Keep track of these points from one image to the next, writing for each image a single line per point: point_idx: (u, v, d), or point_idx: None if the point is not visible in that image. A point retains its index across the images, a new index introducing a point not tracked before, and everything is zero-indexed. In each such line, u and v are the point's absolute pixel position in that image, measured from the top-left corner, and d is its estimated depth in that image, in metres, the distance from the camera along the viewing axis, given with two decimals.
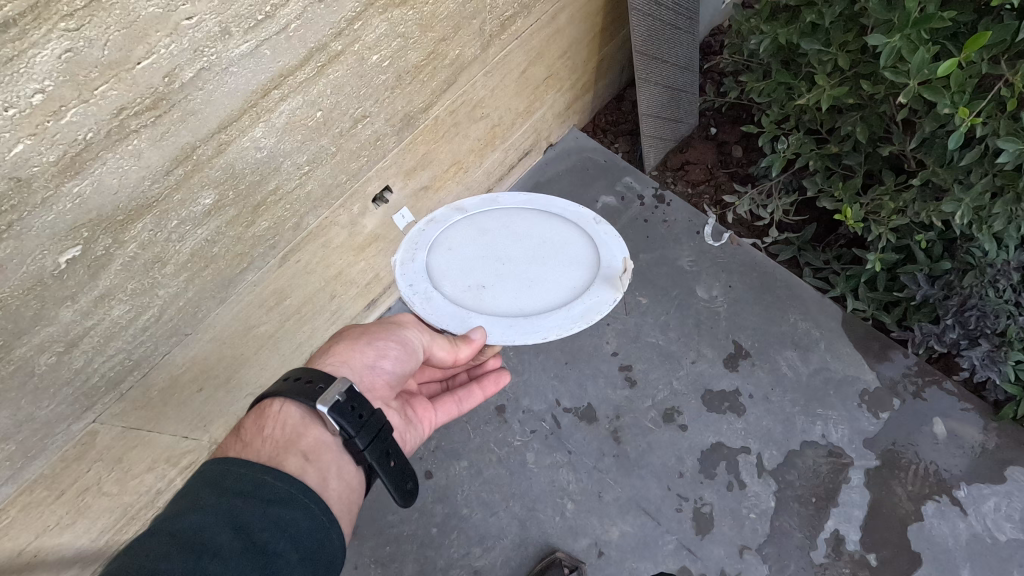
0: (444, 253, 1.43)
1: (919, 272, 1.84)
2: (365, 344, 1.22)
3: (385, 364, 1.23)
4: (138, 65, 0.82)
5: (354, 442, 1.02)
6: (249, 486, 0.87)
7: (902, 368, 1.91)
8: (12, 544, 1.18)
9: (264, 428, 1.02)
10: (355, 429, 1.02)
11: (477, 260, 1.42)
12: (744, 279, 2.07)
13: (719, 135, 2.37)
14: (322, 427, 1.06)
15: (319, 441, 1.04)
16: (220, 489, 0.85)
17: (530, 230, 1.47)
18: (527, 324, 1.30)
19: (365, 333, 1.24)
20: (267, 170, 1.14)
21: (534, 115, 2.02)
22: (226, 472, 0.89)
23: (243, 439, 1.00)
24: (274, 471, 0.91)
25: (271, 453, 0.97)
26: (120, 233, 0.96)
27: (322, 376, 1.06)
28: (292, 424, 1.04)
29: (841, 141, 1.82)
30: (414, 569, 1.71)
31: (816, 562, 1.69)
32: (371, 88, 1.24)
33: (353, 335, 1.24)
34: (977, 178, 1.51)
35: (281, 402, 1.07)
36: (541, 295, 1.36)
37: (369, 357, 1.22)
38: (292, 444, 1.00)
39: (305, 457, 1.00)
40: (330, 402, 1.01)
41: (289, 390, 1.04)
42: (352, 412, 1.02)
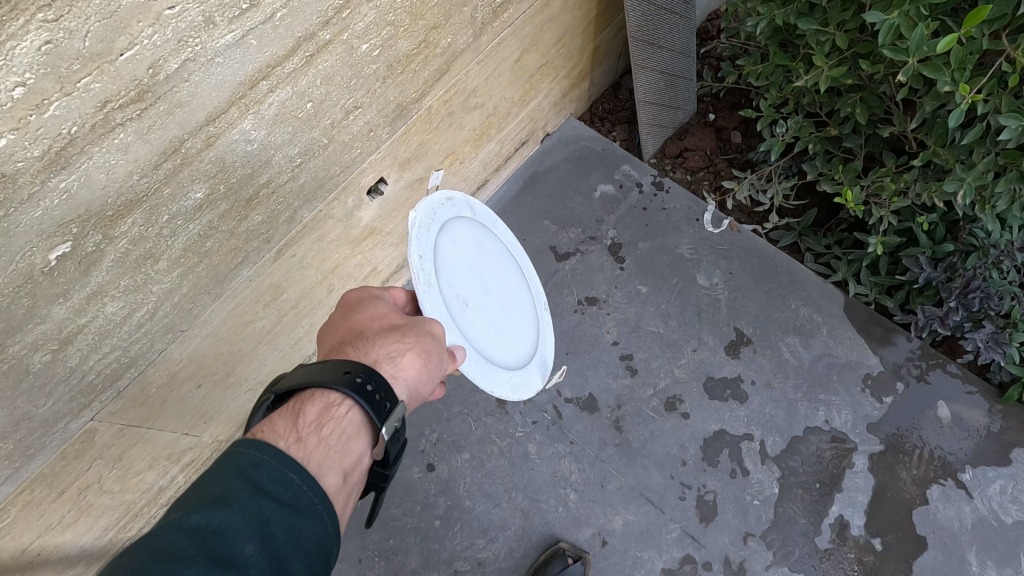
0: (451, 243, 1.33)
1: (922, 255, 1.81)
2: (423, 362, 1.11)
3: (425, 390, 1.14)
4: (120, 56, 0.80)
5: (384, 471, 1.06)
6: (279, 490, 0.84)
7: (906, 352, 1.89)
8: (16, 543, 1.18)
9: (322, 428, 0.97)
10: (394, 461, 1.06)
11: (468, 269, 1.37)
12: (744, 265, 2.05)
13: (717, 120, 2.35)
14: (368, 444, 1.02)
15: (359, 458, 1.00)
16: (253, 486, 0.82)
17: (507, 276, 1.51)
18: (484, 370, 1.33)
19: (426, 351, 1.12)
20: (258, 163, 1.13)
21: (529, 104, 2.00)
22: (261, 467, 0.85)
23: (299, 430, 0.95)
24: (310, 483, 0.87)
25: (320, 462, 0.93)
26: (110, 229, 0.95)
27: (390, 396, 1.02)
28: (347, 433, 0.99)
29: (841, 123, 1.80)
30: (418, 561, 1.71)
31: (820, 547, 1.69)
32: (361, 79, 1.23)
33: (407, 341, 1.12)
34: (979, 157, 1.48)
35: (349, 404, 1.00)
36: (497, 345, 1.41)
37: (418, 378, 1.10)
38: (339, 458, 0.96)
39: (344, 476, 0.96)
40: (392, 431, 1.01)
41: (363, 400, 0.98)
42: (399, 444, 1.05)
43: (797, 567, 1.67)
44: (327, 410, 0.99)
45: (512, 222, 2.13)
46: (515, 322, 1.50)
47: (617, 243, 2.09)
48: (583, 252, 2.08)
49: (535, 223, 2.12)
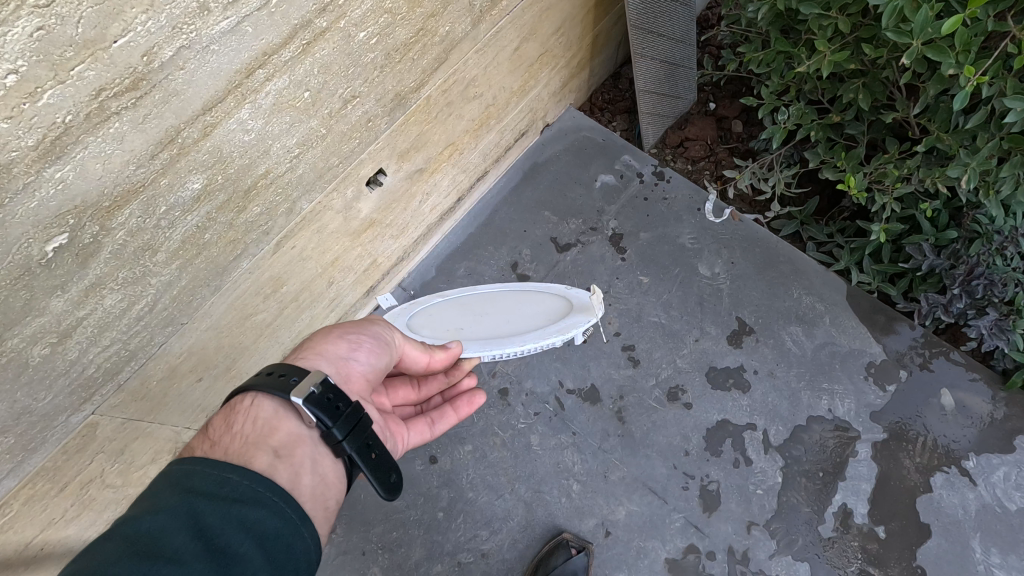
0: (423, 312, 1.57)
1: (925, 242, 1.80)
2: (340, 338, 1.19)
3: (359, 357, 1.19)
4: (114, 43, 0.79)
5: (333, 433, 1.00)
6: (211, 485, 0.82)
7: (909, 340, 1.88)
8: (19, 537, 1.18)
9: (234, 425, 0.98)
10: (333, 419, 1.00)
11: (451, 316, 1.54)
12: (746, 255, 2.04)
13: (718, 109, 2.33)
14: (297, 420, 1.02)
15: (294, 436, 1.00)
16: (182, 489, 0.81)
17: (501, 294, 1.60)
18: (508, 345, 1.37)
19: (342, 329, 1.22)
20: (257, 153, 1.12)
21: (529, 94, 1.99)
22: (183, 471, 0.84)
23: (212, 437, 0.96)
24: (240, 470, 0.86)
25: (242, 449, 0.93)
26: (107, 220, 0.94)
27: (295, 370, 1.03)
28: (264, 419, 1.00)
29: (843, 110, 1.78)
30: (422, 553, 1.71)
31: (824, 536, 1.68)
32: (360, 67, 1.22)
33: (329, 329, 1.22)
34: (983, 142, 1.47)
35: (253, 397, 1.03)
36: (518, 329, 1.46)
37: (343, 349, 1.18)
38: (263, 440, 0.96)
39: (277, 454, 0.95)
40: (305, 394, 0.98)
41: (261, 384, 1.01)
42: (328, 403, 1.00)
43: (801, 556, 1.67)
44: (234, 413, 1.01)
45: (512, 214, 2.12)
46: (526, 310, 1.54)
47: (617, 233, 2.08)
48: (584, 243, 2.06)
49: (536, 214, 2.11)
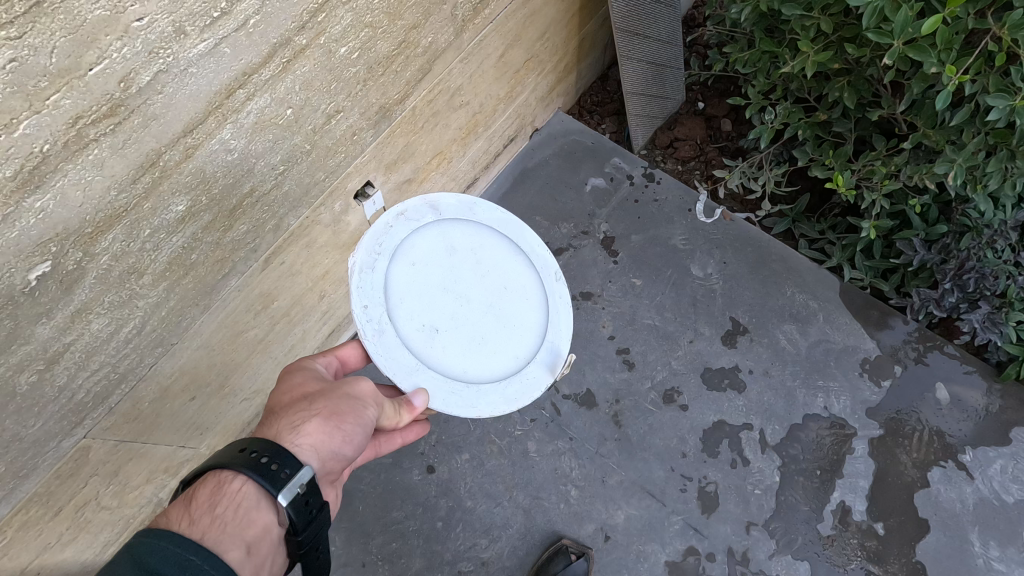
0: (407, 267, 1.30)
1: (916, 237, 1.80)
2: (333, 425, 1.11)
3: (346, 449, 1.13)
4: (90, 71, 0.79)
5: (298, 537, 1.00)
6: (174, 569, 0.81)
7: (902, 335, 1.89)
8: (13, 564, 1.18)
9: (217, 506, 0.95)
10: (305, 524, 1.00)
11: (435, 286, 1.32)
12: (738, 255, 2.04)
13: (706, 109, 2.33)
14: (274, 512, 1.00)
15: (266, 528, 0.98)
16: (146, 570, 0.79)
17: (492, 266, 1.39)
18: (467, 390, 1.29)
19: (335, 414, 1.12)
20: (241, 172, 1.11)
21: (516, 100, 1.98)
22: (148, 549, 0.82)
23: (191, 514, 0.93)
24: (205, 554, 0.84)
25: (218, 537, 0.91)
26: (91, 245, 0.94)
27: (289, 462, 1.00)
28: (246, 507, 0.97)
29: (829, 108, 1.78)
30: (422, 564, 1.71)
31: (823, 534, 1.69)
32: (342, 82, 1.21)
33: (325, 411, 1.11)
34: (969, 138, 1.47)
35: (242, 479, 0.99)
36: (489, 355, 1.35)
37: (334, 442, 1.11)
38: (239, 531, 0.94)
39: (247, 549, 0.93)
40: (290, 496, 0.98)
41: (252, 470, 0.97)
42: (303, 506, 1.00)
43: (800, 555, 1.67)
44: (219, 487, 0.97)
45: None
46: (508, 314, 1.39)
47: (609, 236, 2.08)
48: (576, 247, 2.06)
49: (527, 220, 2.10)
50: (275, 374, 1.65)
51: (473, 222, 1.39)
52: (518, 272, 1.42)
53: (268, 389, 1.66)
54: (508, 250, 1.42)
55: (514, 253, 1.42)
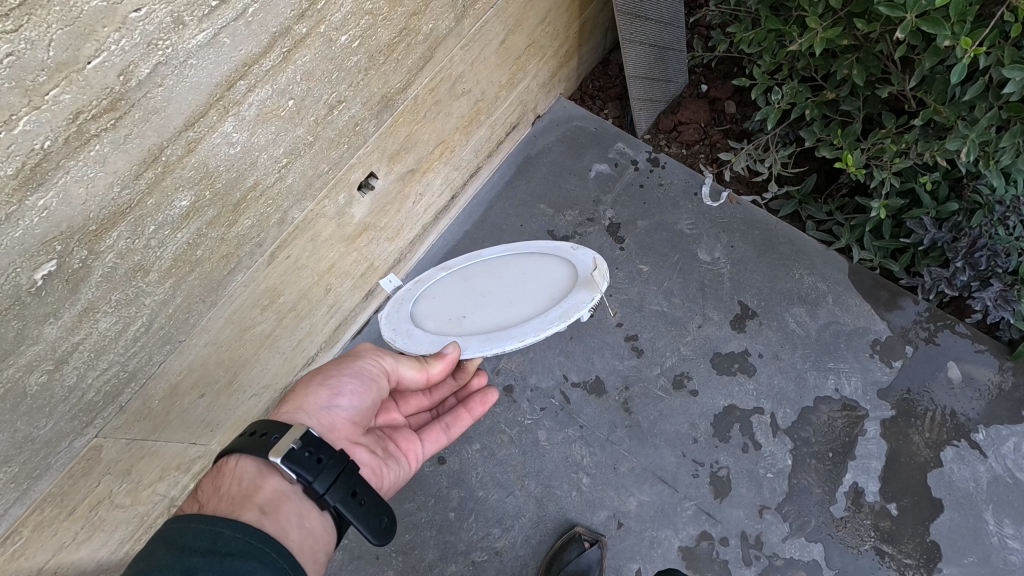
0: (430, 295, 1.42)
1: (926, 216, 1.78)
2: (321, 384, 1.19)
3: (342, 403, 1.19)
4: (88, 64, 0.78)
5: (315, 487, 0.98)
6: (204, 541, 0.81)
7: (913, 315, 1.87)
8: (30, 563, 1.18)
9: (221, 487, 0.98)
10: (314, 474, 0.99)
11: (457, 298, 1.39)
12: (745, 238, 2.02)
13: (710, 91, 2.30)
14: (281, 476, 1.01)
15: (278, 490, 0.98)
16: (175, 547, 0.79)
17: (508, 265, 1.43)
18: (506, 337, 1.21)
19: (322, 375, 1.21)
20: (244, 165, 1.10)
21: (517, 87, 1.96)
22: (178, 530, 0.82)
23: (200, 500, 0.95)
24: (231, 522, 0.84)
25: (229, 506, 0.92)
26: (96, 243, 0.92)
27: (272, 426, 1.04)
28: (249, 478, 0.99)
29: (837, 86, 1.75)
30: (436, 555, 1.71)
31: (836, 516, 1.68)
32: (343, 72, 1.19)
33: (309, 377, 1.22)
34: (982, 113, 1.45)
35: (238, 458, 1.03)
36: (521, 313, 1.30)
37: (323, 399, 1.18)
38: (248, 498, 0.95)
39: (264, 510, 0.94)
40: (284, 452, 0.98)
41: (241, 445, 1.01)
42: (308, 457, 1.00)
43: (814, 537, 1.66)
44: (220, 475, 1.01)
45: (508, 208, 2.09)
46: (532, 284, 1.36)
47: (615, 223, 2.06)
48: (581, 235, 2.04)
49: (532, 208, 2.09)
50: (283, 369, 1.65)
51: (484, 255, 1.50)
52: (533, 251, 1.43)
53: (277, 384, 1.65)
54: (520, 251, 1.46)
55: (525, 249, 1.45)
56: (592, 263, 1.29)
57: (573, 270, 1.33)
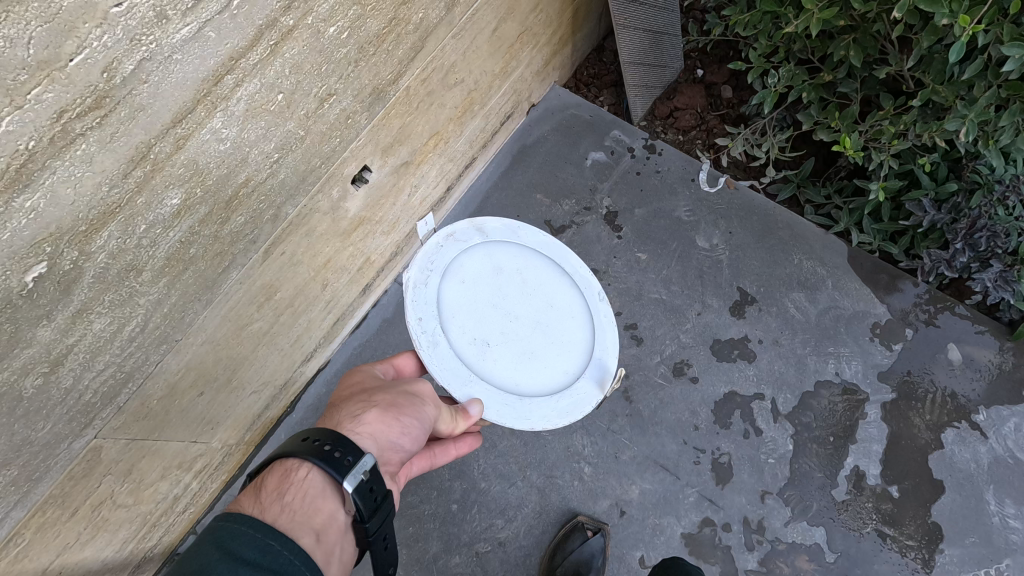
0: (458, 279, 1.36)
1: (925, 197, 1.76)
2: (392, 417, 1.15)
3: (403, 444, 1.16)
4: (70, 62, 0.76)
5: (365, 526, 1.00)
6: (256, 554, 0.83)
7: (913, 297, 1.87)
8: (35, 564, 1.19)
9: (285, 494, 0.97)
10: (369, 513, 1.00)
11: (482, 302, 1.36)
12: (744, 224, 2.01)
13: (706, 76, 2.28)
14: (339, 502, 1.01)
15: (332, 516, 0.99)
16: (229, 556, 0.82)
17: (539, 284, 1.41)
18: (519, 403, 1.28)
19: (394, 406, 1.17)
20: (234, 161, 1.08)
21: (511, 75, 1.93)
22: (232, 534, 0.85)
23: (262, 500, 0.95)
24: (282, 538, 0.87)
25: (289, 522, 0.92)
26: (86, 244, 0.91)
27: (352, 449, 1.02)
28: (313, 494, 0.98)
29: (834, 68, 1.73)
30: (440, 547, 1.72)
31: (837, 500, 1.69)
32: (333, 64, 1.18)
33: (383, 405, 1.17)
34: (981, 92, 1.43)
35: (308, 467, 1.01)
36: (536, 366, 1.34)
37: (393, 433, 1.14)
38: (308, 518, 0.95)
39: (317, 536, 0.94)
40: (354, 483, 0.98)
41: (317, 457, 1.00)
42: (368, 494, 1.00)
43: (816, 521, 1.68)
44: (285, 477, 1.00)
45: (504, 199, 2.08)
46: (556, 330, 1.38)
47: (612, 211, 2.05)
48: (578, 224, 2.03)
49: (528, 198, 2.07)
50: (282, 365, 1.67)
51: (516, 246, 1.43)
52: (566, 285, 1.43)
53: (275, 380, 1.66)
54: (553, 270, 1.43)
55: (561, 271, 1.43)
56: (614, 359, 1.36)
57: (595, 341, 1.38)
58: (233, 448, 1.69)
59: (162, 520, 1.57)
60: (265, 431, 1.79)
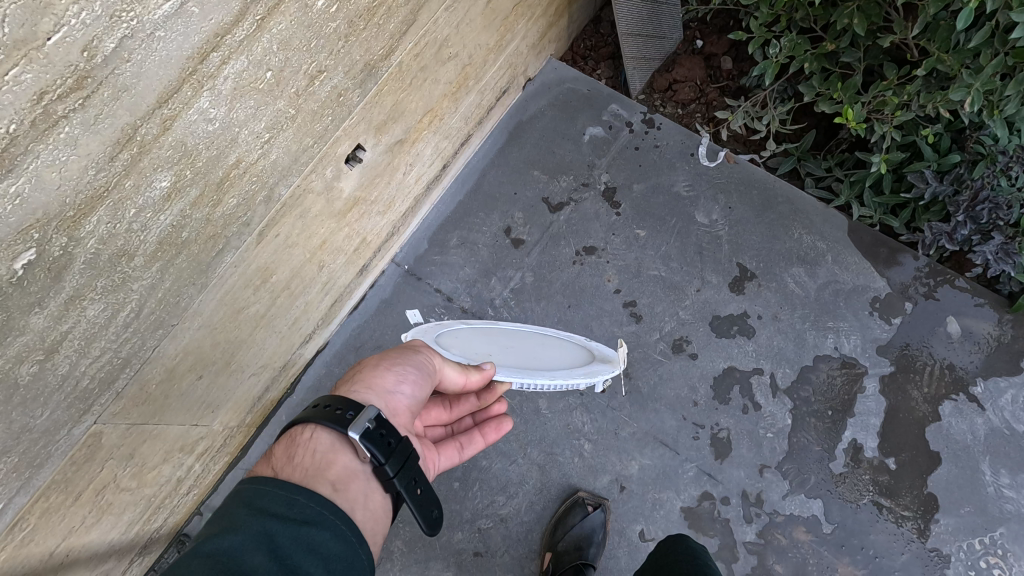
0: (447, 327, 1.44)
1: (927, 169, 1.73)
2: (387, 369, 1.18)
3: (405, 390, 1.17)
4: (48, 40, 0.73)
5: (385, 469, 0.99)
6: (279, 506, 0.84)
7: (913, 271, 1.85)
8: (42, 548, 1.20)
9: (295, 456, 0.98)
10: (386, 456, 0.99)
11: (475, 338, 1.43)
12: (743, 199, 1.99)
13: (705, 47, 2.22)
14: (352, 454, 1.01)
15: (349, 469, 0.99)
16: (255, 510, 0.82)
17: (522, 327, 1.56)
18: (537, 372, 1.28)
19: (388, 360, 1.20)
20: (224, 142, 1.06)
21: (506, 49, 1.89)
22: (257, 492, 0.86)
23: (276, 466, 0.96)
24: (305, 491, 0.87)
25: (303, 477, 0.93)
26: (75, 229, 0.89)
27: (351, 404, 1.03)
28: (322, 452, 1.00)
29: (837, 37, 1.69)
30: (442, 524, 1.74)
31: (835, 472, 1.71)
32: (322, 39, 1.14)
33: (375, 361, 1.20)
34: (988, 60, 1.40)
35: (311, 429, 1.03)
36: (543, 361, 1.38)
37: (390, 382, 1.16)
38: (321, 472, 0.96)
39: (335, 486, 0.95)
40: (360, 428, 0.99)
41: (317, 416, 1.01)
42: (380, 438, 1.00)
43: (814, 493, 1.70)
44: (294, 444, 1.01)
45: (501, 177, 2.05)
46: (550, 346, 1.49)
47: (611, 187, 2.02)
48: (577, 201, 2.01)
49: (525, 175, 2.05)
50: (280, 347, 1.67)
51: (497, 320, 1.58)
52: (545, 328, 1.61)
53: (273, 361, 1.66)
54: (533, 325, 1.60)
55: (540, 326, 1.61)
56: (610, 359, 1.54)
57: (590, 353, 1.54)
58: (234, 430, 1.70)
59: (167, 502, 1.59)
60: (265, 412, 1.80)
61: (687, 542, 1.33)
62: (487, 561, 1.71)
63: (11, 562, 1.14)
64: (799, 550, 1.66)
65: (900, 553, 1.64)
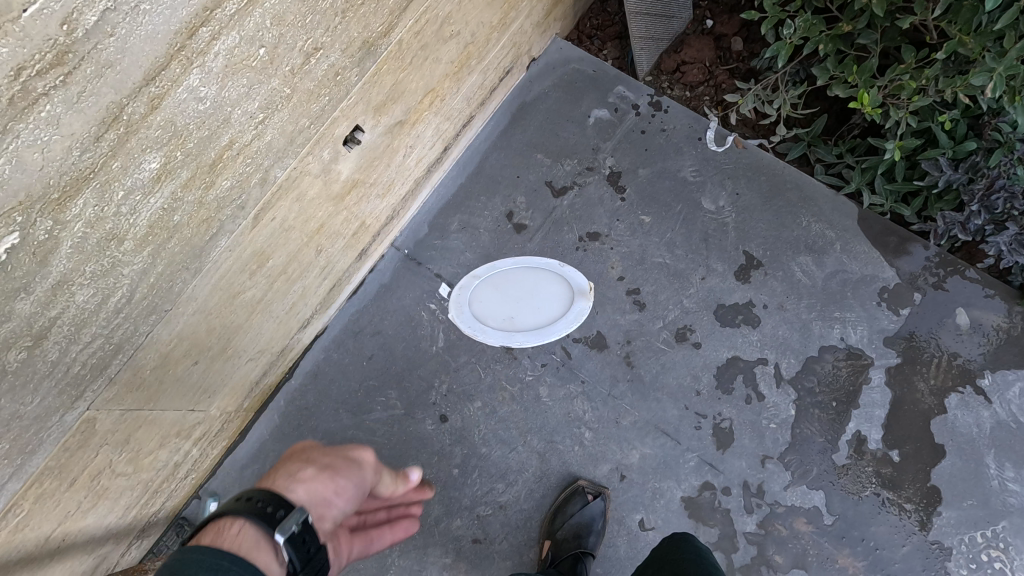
0: None
1: (942, 156, 1.67)
2: (327, 476, 1.00)
3: (336, 503, 1.00)
4: (23, 13, 0.69)
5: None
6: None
7: (922, 260, 1.81)
8: (37, 533, 1.19)
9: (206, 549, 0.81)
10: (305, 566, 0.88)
11: None
12: (751, 185, 1.94)
13: (716, 27, 2.14)
14: (274, 555, 0.86)
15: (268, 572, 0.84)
16: None
17: None
18: None
19: (330, 465, 1.02)
20: (215, 122, 1.01)
21: (510, 27, 1.83)
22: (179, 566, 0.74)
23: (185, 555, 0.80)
24: (233, 555, 0.79)
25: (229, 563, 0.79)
26: (61, 212, 0.85)
27: (284, 501, 0.90)
28: (246, 547, 0.84)
29: (854, 18, 1.62)
30: (441, 510, 1.75)
31: (838, 464, 1.70)
32: (318, 15, 1.09)
33: (312, 459, 1.02)
34: (1012, 43, 1.34)
35: (233, 527, 0.86)
36: None
37: (324, 490, 0.98)
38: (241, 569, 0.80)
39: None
40: (288, 533, 0.86)
41: (246, 513, 0.87)
42: (305, 542, 0.88)
43: (815, 484, 1.69)
44: (213, 537, 0.84)
45: (503, 160, 2.01)
46: None
47: (615, 172, 1.98)
48: (581, 185, 1.97)
49: (528, 158, 2.00)
50: (278, 333, 1.65)
51: None
52: None
53: (272, 347, 1.65)
54: None
55: None
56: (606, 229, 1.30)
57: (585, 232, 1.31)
58: (232, 415, 1.69)
59: (164, 486, 1.59)
60: (264, 397, 1.81)
61: (692, 543, 1.32)
62: (485, 548, 1.71)
63: (5, 548, 1.13)
64: (799, 541, 1.65)
65: (901, 545, 1.63)
